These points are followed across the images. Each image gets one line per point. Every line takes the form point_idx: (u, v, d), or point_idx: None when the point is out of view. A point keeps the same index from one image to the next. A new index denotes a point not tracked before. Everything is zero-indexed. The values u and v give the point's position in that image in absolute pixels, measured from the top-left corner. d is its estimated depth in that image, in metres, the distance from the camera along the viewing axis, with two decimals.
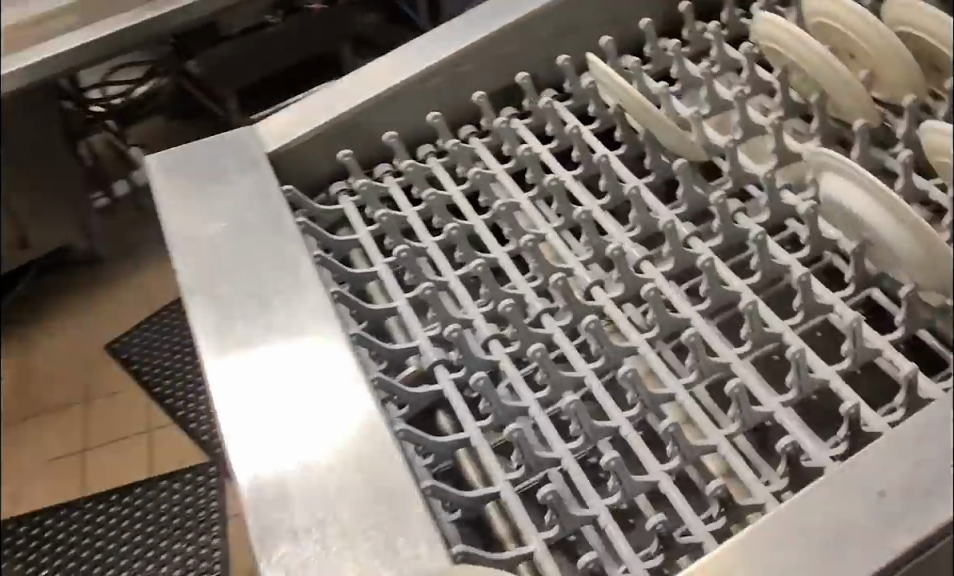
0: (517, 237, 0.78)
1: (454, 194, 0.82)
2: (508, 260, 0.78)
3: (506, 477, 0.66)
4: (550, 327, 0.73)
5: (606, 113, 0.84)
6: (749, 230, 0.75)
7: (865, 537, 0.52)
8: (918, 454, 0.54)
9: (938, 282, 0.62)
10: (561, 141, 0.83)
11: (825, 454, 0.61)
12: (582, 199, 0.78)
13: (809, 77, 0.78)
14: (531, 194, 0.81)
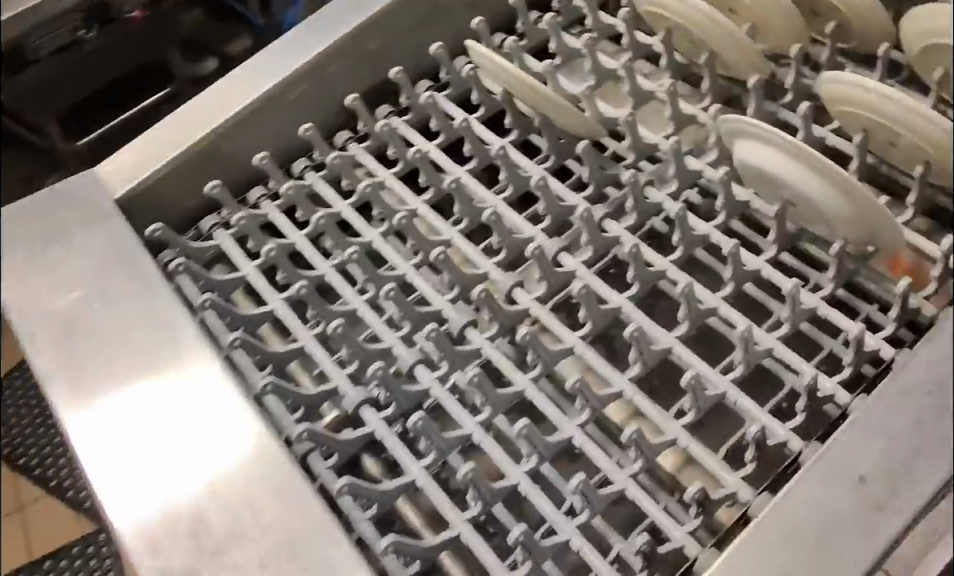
0: (422, 248, 0.72)
1: (344, 210, 0.74)
2: (416, 275, 0.71)
3: (461, 516, 0.59)
4: (476, 341, 0.67)
5: (489, 99, 0.78)
6: (662, 204, 0.72)
7: (853, 531, 0.50)
8: (889, 430, 0.53)
9: (867, 238, 0.61)
10: (447, 135, 0.77)
11: (787, 430, 0.60)
12: (484, 196, 0.73)
13: (693, 36, 0.75)
14: (426, 198, 0.75)
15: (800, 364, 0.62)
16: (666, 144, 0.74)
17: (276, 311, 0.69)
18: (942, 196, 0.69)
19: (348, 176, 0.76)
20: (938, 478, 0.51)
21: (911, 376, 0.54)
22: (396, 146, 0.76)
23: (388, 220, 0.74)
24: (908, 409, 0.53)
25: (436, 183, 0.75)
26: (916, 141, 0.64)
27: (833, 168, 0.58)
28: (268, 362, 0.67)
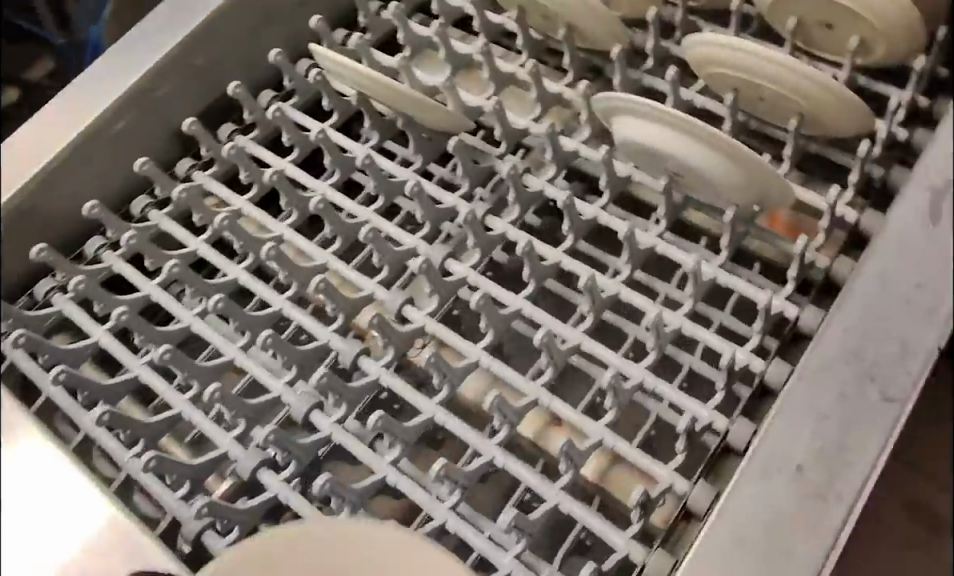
0: (295, 278, 0.65)
1: (199, 249, 0.66)
2: (293, 310, 0.64)
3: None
4: (371, 371, 0.62)
5: (340, 101, 0.72)
6: (543, 191, 0.68)
7: (802, 524, 0.49)
8: (818, 410, 0.52)
9: (759, 198, 0.60)
10: (301, 148, 0.70)
11: (710, 409, 0.58)
12: (355, 210, 0.67)
13: (547, 12, 0.71)
14: (291, 220, 0.68)
15: (719, 343, 0.60)
16: (537, 128, 0.70)
17: (140, 377, 0.61)
18: (814, 144, 0.69)
19: (199, 211, 0.67)
20: (874, 454, 0.50)
21: (829, 350, 0.53)
22: (248, 169, 0.68)
23: (251, 252, 0.66)
24: (832, 384, 0.52)
25: (298, 204, 0.68)
26: (786, 93, 0.62)
27: (715, 135, 0.57)
28: (140, 435, 0.59)
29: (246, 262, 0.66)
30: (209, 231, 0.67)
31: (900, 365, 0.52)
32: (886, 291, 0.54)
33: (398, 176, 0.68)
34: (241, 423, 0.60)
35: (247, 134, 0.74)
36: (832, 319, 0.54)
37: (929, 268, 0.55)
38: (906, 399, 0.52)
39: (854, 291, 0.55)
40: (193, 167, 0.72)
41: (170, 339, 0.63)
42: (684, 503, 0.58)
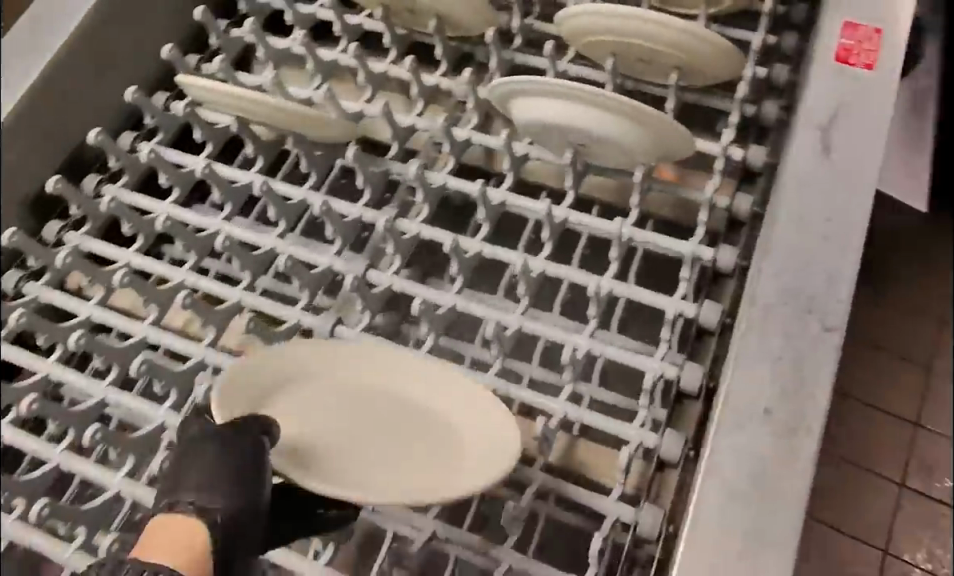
0: (212, 323, 0.61)
1: (96, 315, 0.60)
2: (219, 356, 0.60)
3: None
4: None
5: (212, 130, 0.66)
6: (445, 183, 0.66)
7: (783, 462, 0.52)
8: (771, 352, 0.55)
9: (667, 153, 0.63)
10: (182, 185, 0.65)
11: (659, 361, 0.59)
12: (259, 239, 0.63)
13: (411, 6, 0.69)
14: (190, 263, 0.63)
15: (659, 300, 0.61)
16: (427, 123, 0.68)
17: (63, 463, 0.56)
18: (689, 94, 0.71)
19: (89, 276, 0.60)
20: (830, 378, 0.54)
21: (766, 295, 0.56)
22: (131, 219, 0.62)
23: (157, 307, 0.61)
24: (778, 326, 0.56)
25: (196, 246, 0.63)
26: (663, 48, 0.64)
27: (629, 103, 0.58)
28: (78, 523, 0.56)
29: (151, 318, 0.61)
30: (101, 292, 0.61)
31: (831, 295, 0.56)
32: (802, 228, 0.58)
33: (295, 198, 0.65)
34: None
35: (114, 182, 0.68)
36: (762, 267, 0.58)
37: (835, 200, 0.59)
38: (844, 325, 0.55)
39: (774, 236, 0.58)
40: (64, 229, 0.66)
41: (86, 420, 0.58)
42: (656, 452, 0.59)
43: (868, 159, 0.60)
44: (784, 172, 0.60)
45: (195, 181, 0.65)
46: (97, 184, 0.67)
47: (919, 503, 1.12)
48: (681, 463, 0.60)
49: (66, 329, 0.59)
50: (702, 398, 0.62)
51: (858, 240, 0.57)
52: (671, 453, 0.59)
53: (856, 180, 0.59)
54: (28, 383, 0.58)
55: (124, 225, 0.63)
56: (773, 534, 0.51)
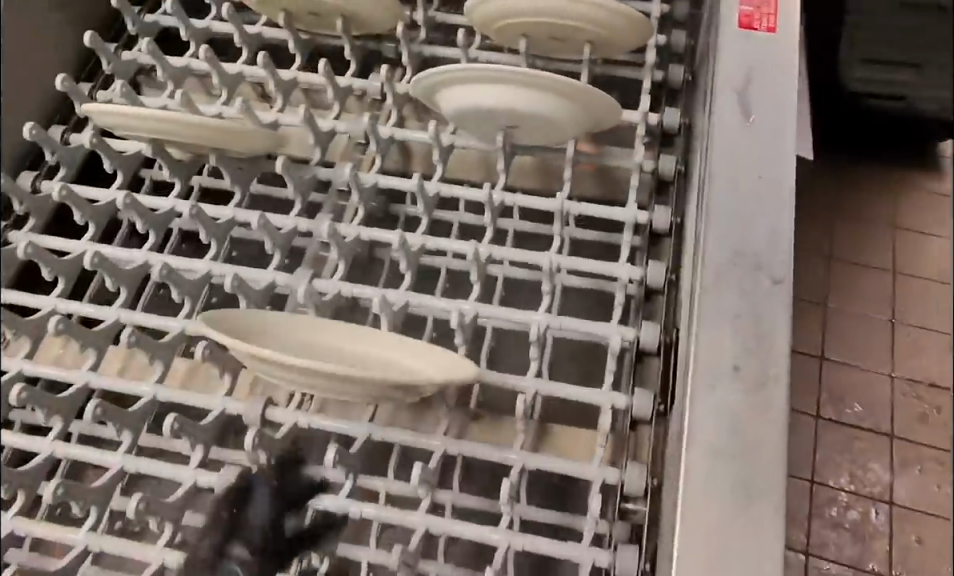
0: (159, 358, 0.57)
1: (28, 369, 0.55)
2: (171, 391, 0.57)
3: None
4: (286, 419, 0.57)
5: (121, 158, 0.62)
6: (376, 182, 0.64)
7: (758, 412, 0.54)
8: (728, 312, 0.57)
9: (598, 125, 0.63)
10: (99, 221, 0.60)
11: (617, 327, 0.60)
12: (192, 264, 0.59)
13: (313, 9, 0.67)
14: (121, 300, 0.59)
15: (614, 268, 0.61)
16: (348, 126, 0.66)
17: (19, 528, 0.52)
18: (599, 67, 0.72)
19: (18, 329, 0.54)
20: (785, 324, 0.56)
21: (714, 257, 0.59)
22: (51, 265, 0.57)
23: (96, 350, 0.57)
24: (731, 286, 0.58)
25: (127, 280, 0.58)
26: (581, 25, 0.64)
27: (564, 82, 0.57)
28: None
29: (91, 362, 0.57)
30: (30, 344, 0.56)
31: (775, 250, 0.59)
32: (737, 190, 0.60)
33: (224, 219, 0.62)
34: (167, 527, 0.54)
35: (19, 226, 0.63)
36: (707, 232, 0.60)
37: (762, 160, 0.61)
38: (790, 275, 0.58)
39: (712, 200, 0.60)
40: None
41: (36, 481, 0.54)
42: (628, 412, 0.60)
43: (783, 114, 0.63)
44: (712, 140, 0.63)
45: (110, 214, 0.61)
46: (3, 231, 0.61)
47: (834, 430, 1.20)
48: (653, 420, 0.61)
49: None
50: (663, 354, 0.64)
51: (789, 194, 0.60)
52: (644, 411, 0.59)
53: (776, 136, 0.62)
54: None
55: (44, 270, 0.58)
56: (761, 484, 0.52)
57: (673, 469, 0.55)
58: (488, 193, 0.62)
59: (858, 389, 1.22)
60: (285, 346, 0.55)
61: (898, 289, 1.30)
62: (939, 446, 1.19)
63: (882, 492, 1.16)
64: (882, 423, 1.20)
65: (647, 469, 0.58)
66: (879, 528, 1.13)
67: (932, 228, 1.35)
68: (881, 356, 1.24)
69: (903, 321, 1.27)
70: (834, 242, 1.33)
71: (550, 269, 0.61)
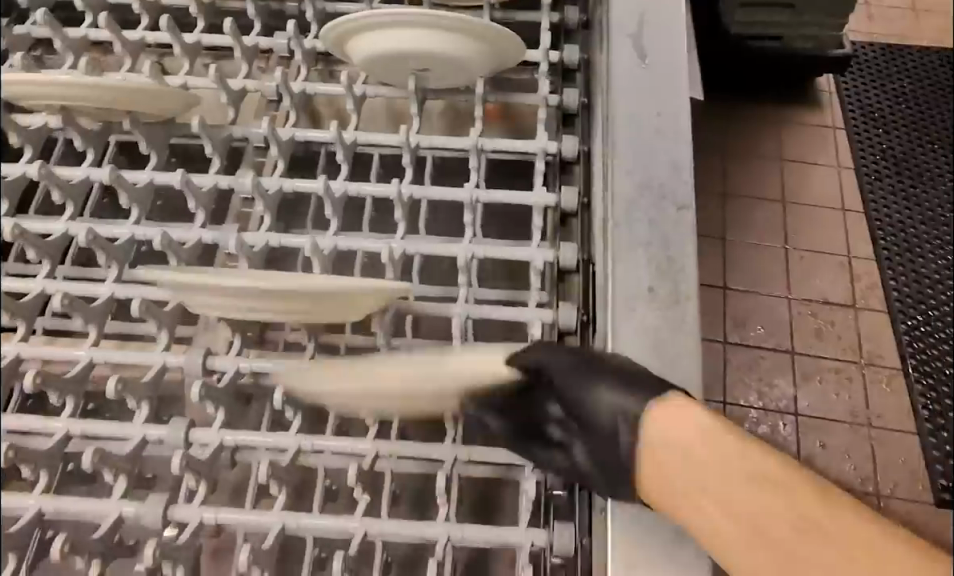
0: (91, 322, 0.57)
1: None
2: (106, 354, 0.57)
3: (355, 515, 0.55)
4: (226, 365, 0.58)
5: (26, 132, 0.60)
6: (291, 133, 0.65)
7: (674, 328, 0.58)
8: (640, 239, 0.61)
9: (504, 61, 0.65)
10: (11, 194, 0.59)
11: (537, 249, 0.63)
12: (113, 228, 0.59)
13: None
14: (44, 271, 0.58)
15: (532, 198, 0.64)
16: (258, 83, 0.66)
17: None
18: (498, 13, 0.74)
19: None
20: (691, 245, 0.61)
21: (624, 190, 0.62)
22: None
23: (25, 321, 0.57)
24: (641, 213, 0.62)
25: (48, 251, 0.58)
26: None
27: (467, 19, 0.60)
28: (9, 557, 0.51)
29: (20, 333, 0.57)
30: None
31: (678, 179, 0.63)
32: (638, 126, 0.64)
33: (142, 183, 0.61)
34: (120, 480, 0.55)
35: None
36: (615, 167, 0.63)
37: (660, 96, 0.65)
38: (692, 201, 0.62)
39: (618, 137, 0.64)
40: None
41: None
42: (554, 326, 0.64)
43: (676, 53, 0.67)
44: (612, 80, 0.66)
45: (22, 186, 0.60)
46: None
47: (739, 355, 1.28)
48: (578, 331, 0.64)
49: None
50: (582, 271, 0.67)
51: (686, 126, 0.64)
52: (569, 323, 0.63)
53: (670, 74, 0.66)
54: None
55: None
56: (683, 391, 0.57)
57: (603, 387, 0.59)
58: (405, 138, 0.64)
59: (758, 314, 1.30)
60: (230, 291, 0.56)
61: (787, 218, 1.38)
62: (834, 357, 1.28)
63: (787, 406, 1.24)
64: (782, 342, 1.28)
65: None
66: (788, 439, 1.22)
67: (814, 160, 1.43)
68: (776, 281, 1.33)
69: (794, 247, 1.36)
70: (727, 178, 1.40)
71: (470, 203, 0.63)
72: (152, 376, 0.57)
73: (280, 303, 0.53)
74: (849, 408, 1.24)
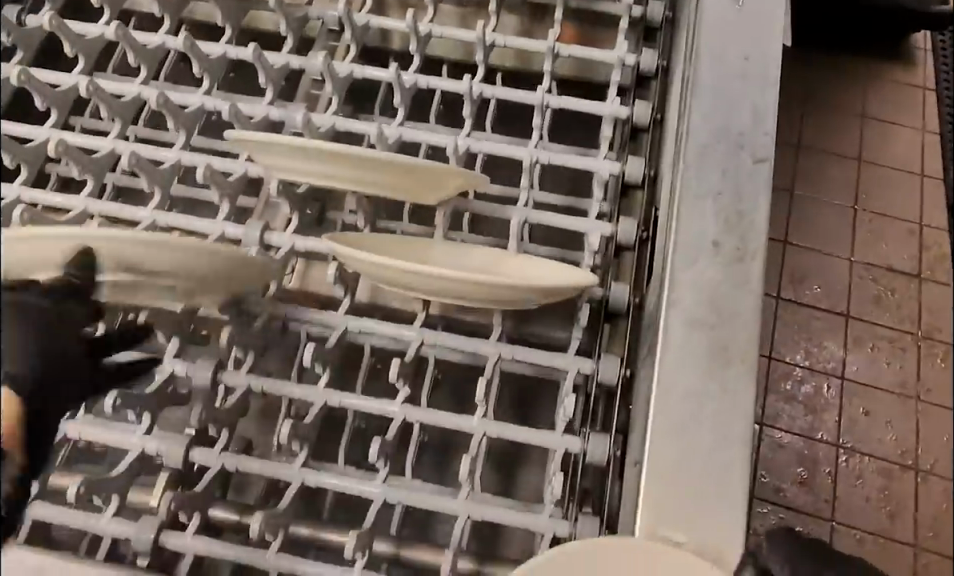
0: (154, 184, 0.67)
1: (28, 197, 0.66)
2: (168, 215, 0.67)
3: (395, 399, 0.62)
4: (283, 241, 0.67)
5: (82, 42, 0.71)
6: (368, 21, 0.74)
7: (736, 289, 0.57)
8: (711, 188, 0.59)
9: None
10: (88, 54, 0.72)
11: (607, 161, 0.68)
12: (184, 96, 0.71)
13: None
14: (117, 132, 0.70)
15: (598, 107, 0.69)
16: None
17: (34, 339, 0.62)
18: None
19: (8, 151, 0.65)
20: (767, 202, 0.59)
21: (701, 138, 0.60)
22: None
23: (92, 177, 0.66)
24: (714, 162, 0.60)
25: (119, 112, 0.69)
26: None
27: None
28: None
29: (89, 187, 0.67)
30: (29, 172, 0.68)
31: (758, 129, 0.60)
32: (723, 66, 0.62)
33: (216, 55, 0.72)
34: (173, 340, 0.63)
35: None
36: (690, 107, 0.61)
37: (750, 38, 0.63)
38: (772, 155, 0.60)
39: (700, 74, 0.62)
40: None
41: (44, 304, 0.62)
42: (614, 238, 0.69)
43: None
44: (701, 17, 0.64)
45: (95, 49, 0.72)
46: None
47: (793, 311, 1.26)
48: (635, 246, 0.70)
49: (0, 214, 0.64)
50: (646, 185, 0.72)
51: (775, 72, 0.62)
52: (627, 236, 0.69)
53: (768, 19, 0.63)
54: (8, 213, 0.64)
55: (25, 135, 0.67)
56: (734, 352, 0.56)
57: (652, 328, 0.59)
58: (481, 35, 0.71)
59: (817, 272, 1.28)
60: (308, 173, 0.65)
61: (862, 177, 1.33)
62: (890, 326, 1.26)
63: (834, 368, 1.23)
64: (838, 305, 1.26)
65: (631, 291, 0.68)
66: (830, 402, 1.21)
67: (900, 120, 1.38)
68: (841, 241, 1.29)
69: (864, 208, 1.31)
70: (803, 130, 1.35)
71: (540, 106, 0.70)
72: (217, 232, 0.67)
73: (351, 164, 0.62)
74: (900, 377, 1.23)
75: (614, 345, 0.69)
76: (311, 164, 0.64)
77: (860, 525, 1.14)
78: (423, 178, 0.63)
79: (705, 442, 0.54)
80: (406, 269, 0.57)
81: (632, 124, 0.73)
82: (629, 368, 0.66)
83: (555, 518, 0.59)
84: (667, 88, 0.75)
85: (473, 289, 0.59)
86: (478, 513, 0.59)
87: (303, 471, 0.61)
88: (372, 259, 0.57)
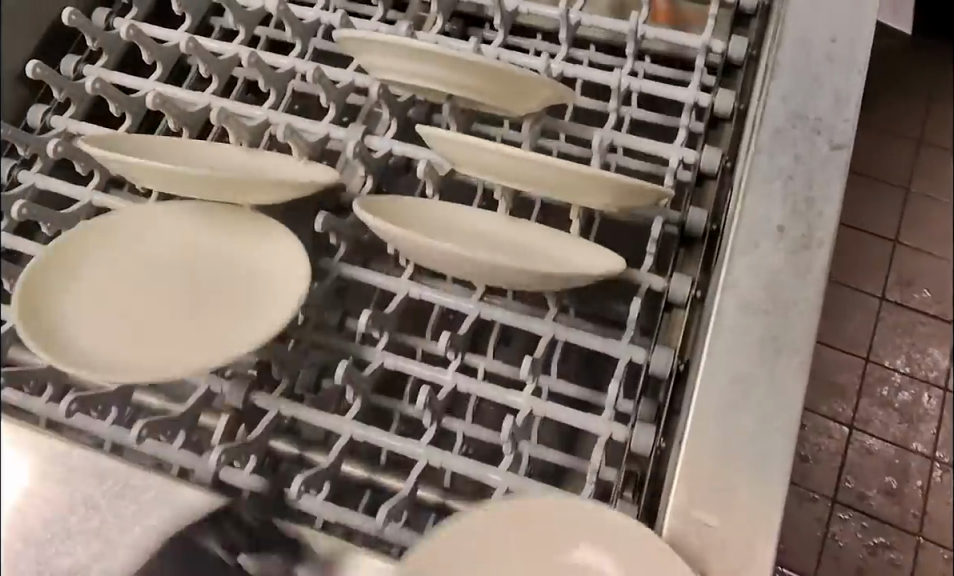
0: (271, 87, 0.59)
1: (161, 89, 0.58)
2: (283, 117, 0.58)
3: (472, 298, 0.58)
4: (385, 143, 0.59)
5: None
6: None
7: (797, 277, 0.56)
8: (781, 172, 0.58)
9: None
10: None
11: (693, 91, 0.61)
12: (300, 8, 0.62)
13: None
14: (241, 39, 0.62)
15: (685, 38, 0.62)
16: None
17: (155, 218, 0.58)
18: None
19: (145, 51, 0.57)
20: (841, 189, 0.57)
21: (776, 119, 0.59)
22: None
23: (217, 79, 0.59)
24: (787, 146, 0.59)
25: (245, 20, 0.61)
26: None
27: None
28: None
29: (213, 88, 0.59)
30: (162, 74, 0.60)
31: (838, 114, 0.59)
32: (810, 49, 0.61)
33: None
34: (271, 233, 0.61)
35: (123, 16, 0.64)
36: (769, 89, 0.60)
37: (842, 20, 0.62)
38: (851, 142, 0.58)
39: (781, 56, 0.61)
40: (112, 15, 0.63)
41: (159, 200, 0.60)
42: (694, 166, 0.62)
43: None
44: None
45: None
46: (108, 17, 0.62)
47: (896, 314, 1.22)
48: (718, 174, 0.62)
49: (136, 102, 0.58)
50: (734, 120, 0.64)
51: (863, 56, 0.60)
52: (710, 165, 0.61)
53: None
54: (141, 102, 0.58)
55: (157, 34, 0.59)
56: (789, 340, 0.54)
57: (713, 282, 0.58)
58: None
59: (925, 274, 1.23)
60: (404, 78, 0.55)
61: None
62: None
63: (937, 378, 1.19)
64: (947, 312, 1.22)
65: (710, 214, 0.62)
66: (928, 411, 1.18)
67: None
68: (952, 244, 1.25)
69: None
70: (926, 125, 1.31)
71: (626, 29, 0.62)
72: (319, 129, 0.58)
73: (461, 73, 0.52)
74: None
75: (685, 269, 0.62)
76: (411, 67, 0.53)
77: (949, 544, 1.12)
78: (528, 89, 0.53)
79: (748, 430, 0.53)
80: (523, 157, 0.49)
81: (723, 59, 0.65)
82: (702, 289, 0.60)
83: (613, 422, 0.54)
84: (767, 27, 0.66)
85: (573, 184, 0.50)
86: (533, 449, 0.56)
87: (383, 351, 0.56)
88: (486, 142, 0.49)
